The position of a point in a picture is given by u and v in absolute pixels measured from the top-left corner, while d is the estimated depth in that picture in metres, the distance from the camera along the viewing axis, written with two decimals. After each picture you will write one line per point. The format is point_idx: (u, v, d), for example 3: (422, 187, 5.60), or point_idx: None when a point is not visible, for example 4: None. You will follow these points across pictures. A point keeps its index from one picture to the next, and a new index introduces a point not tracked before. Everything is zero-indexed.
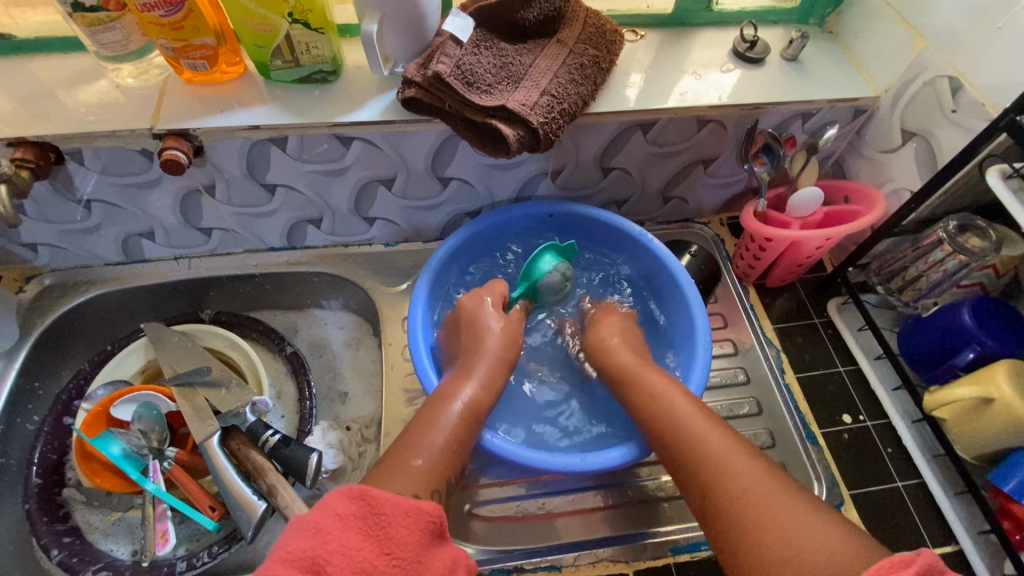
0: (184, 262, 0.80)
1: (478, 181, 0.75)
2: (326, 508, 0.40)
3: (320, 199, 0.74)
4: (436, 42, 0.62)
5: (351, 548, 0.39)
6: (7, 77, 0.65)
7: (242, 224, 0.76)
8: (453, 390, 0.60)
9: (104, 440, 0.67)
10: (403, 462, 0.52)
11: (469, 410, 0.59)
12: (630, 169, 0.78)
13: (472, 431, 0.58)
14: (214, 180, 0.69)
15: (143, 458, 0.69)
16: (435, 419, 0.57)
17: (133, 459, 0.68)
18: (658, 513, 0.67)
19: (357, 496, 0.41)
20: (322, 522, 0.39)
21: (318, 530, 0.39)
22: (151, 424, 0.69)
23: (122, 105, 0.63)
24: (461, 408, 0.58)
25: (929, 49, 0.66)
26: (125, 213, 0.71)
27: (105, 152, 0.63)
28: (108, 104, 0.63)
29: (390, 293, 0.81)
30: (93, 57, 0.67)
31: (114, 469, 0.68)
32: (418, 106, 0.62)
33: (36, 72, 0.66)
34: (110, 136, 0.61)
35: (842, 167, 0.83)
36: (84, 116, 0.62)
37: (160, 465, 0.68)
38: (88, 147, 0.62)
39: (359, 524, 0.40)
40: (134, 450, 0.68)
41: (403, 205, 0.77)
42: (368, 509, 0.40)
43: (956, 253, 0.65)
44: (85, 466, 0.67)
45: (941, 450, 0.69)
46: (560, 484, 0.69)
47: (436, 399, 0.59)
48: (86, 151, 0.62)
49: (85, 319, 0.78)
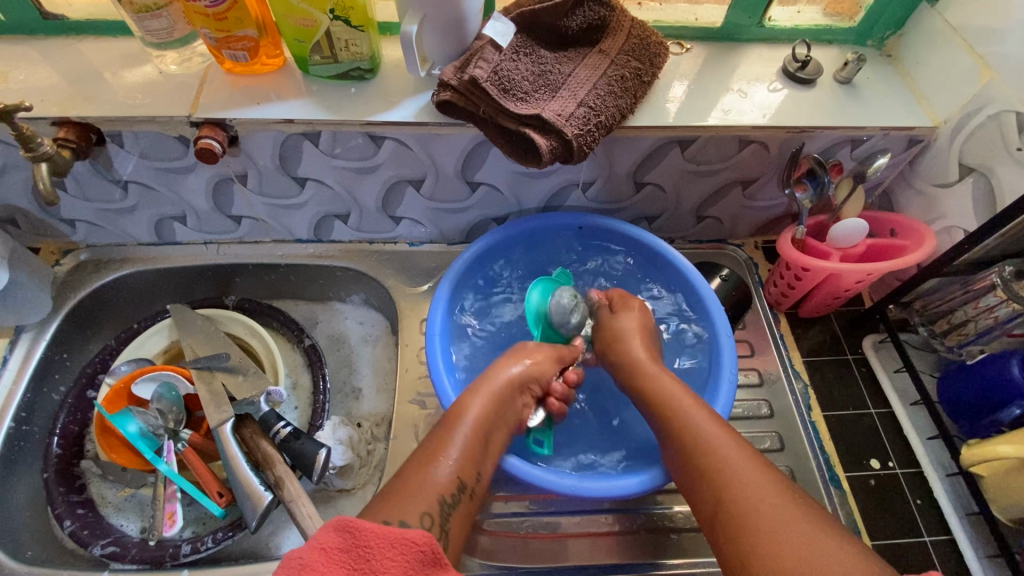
0: (213, 248, 0.82)
1: (508, 187, 0.74)
2: (313, 542, 0.40)
3: (349, 195, 0.74)
4: (476, 46, 0.61)
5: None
6: (58, 57, 0.67)
7: (272, 214, 0.77)
8: (466, 409, 0.59)
9: (122, 417, 0.69)
10: (414, 480, 0.52)
11: (482, 431, 0.58)
12: (664, 186, 0.76)
13: (484, 453, 0.58)
14: (246, 170, 0.69)
15: (158, 438, 0.70)
16: (449, 439, 0.56)
17: (149, 438, 0.70)
18: (665, 544, 0.65)
19: (342, 528, 0.41)
20: (305, 559, 0.39)
21: (301, 567, 0.39)
22: (169, 405, 0.71)
23: (164, 91, 0.64)
24: (473, 428, 0.58)
25: (996, 81, 0.62)
26: (161, 196, 0.73)
27: (144, 136, 0.64)
28: (150, 89, 0.64)
29: (411, 293, 0.81)
30: (139, 42, 0.68)
31: (129, 445, 0.70)
32: (452, 109, 0.61)
33: (85, 54, 0.67)
34: (149, 121, 0.62)
35: (891, 198, 0.79)
36: (126, 99, 0.63)
37: (174, 446, 0.69)
38: (128, 130, 0.63)
39: (344, 559, 0.40)
40: (150, 429, 0.70)
41: (430, 206, 0.76)
42: (352, 541, 0.40)
43: (1010, 300, 0.60)
44: (103, 441, 0.69)
45: (975, 508, 0.65)
46: (567, 504, 0.67)
47: (450, 415, 0.59)
48: (126, 135, 0.64)
49: (115, 295, 0.80)
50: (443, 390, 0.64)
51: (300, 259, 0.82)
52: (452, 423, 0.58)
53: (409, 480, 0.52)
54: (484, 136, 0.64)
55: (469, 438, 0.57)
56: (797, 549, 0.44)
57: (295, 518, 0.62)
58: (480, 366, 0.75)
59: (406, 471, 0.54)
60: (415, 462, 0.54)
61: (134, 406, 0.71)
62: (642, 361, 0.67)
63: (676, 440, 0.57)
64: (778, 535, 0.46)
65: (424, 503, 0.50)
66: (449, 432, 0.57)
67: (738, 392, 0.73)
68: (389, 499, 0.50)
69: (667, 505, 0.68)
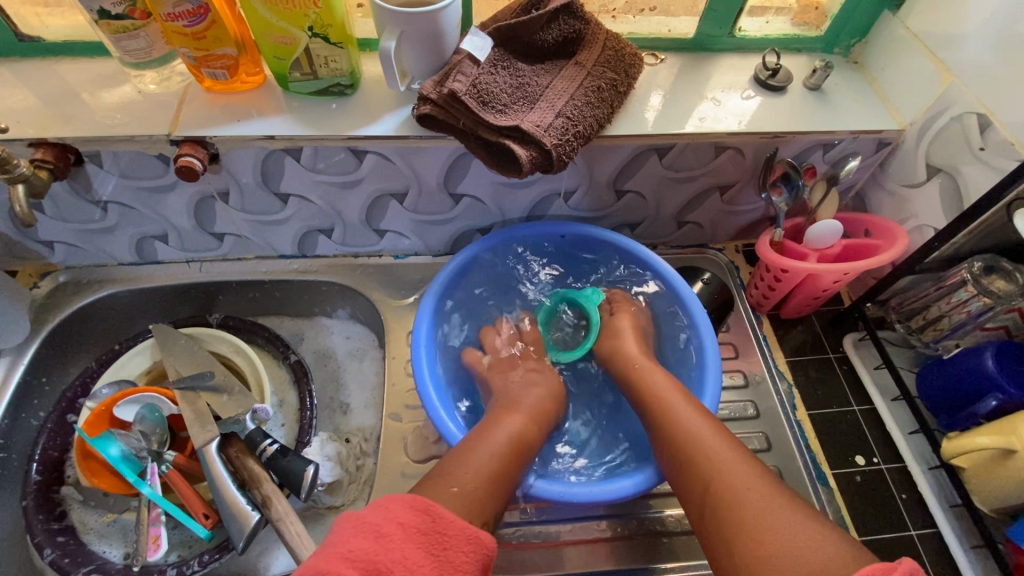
0: (196, 265, 0.81)
1: (490, 198, 0.75)
2: (389, 513, 0.42)
3: (332, 210, 0.74)
4: (454, 60, 0.62)
5: (394, 554, 0.40)
6: (35, 78, 0.66)
7: (254, 231, 0.77)
8: (495, 428, 0.61)
9: (103, 440, 0.67)
10: (456, 480, 0.52)
11: (513, 449, 0.59)
12: (644, 193, 0.77)
13: (517, 469, 0.58)
14: (228, 187, 0.69)
15: (142, 461, 0.69)
16: (478, 450, 0.57)
17: (132, 462, 0.68)
18: (658, 548, 0.65)
19: (422, 509, 0.43)
20: (380, 529, 0.41)
21: (379, 535, 0.41)
22: (152, 427, 0.69)
23: (143, 110, 0.64)
24: (507, 446, 0.59)
25: (957, 84, 0.64)
26: (140, 215, 0.72)
27: (124, 156, 0.64)
28: (128, 108, 0.63)
29: (397, 305, 0.81)
30: (117, 62, 0.68)
31: (112, 469, 0.68)
32: (433, 122, 0.62)
33: (62, 75, 0.67)
34: (129, 140, 0.62)
35: (864, 200, 0.81)
36: (105, 119, 0.63)
37: (158, 468, 0.68)
38: (107, 150, 0.63)
39: (420, 539, 0.41)
40: (132, 452, 0.68)
41: (414, 218, 0.77)
42: (430, 525, 0.42)
43: (980, 295, 0.62)
44: (85, 465, 0.67)
45: (957, 499, 0.66)
46: (560, 512, 0.67)
47: (475, 433, 0.60)
48: (105, 154, 0.63)
49: (94, 317, 0.79)
50: (431, 402, 0.63)
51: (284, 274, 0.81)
52: (478, 439, 0.59)
53: (443, 483, 0.52)
54: (465, 148, 0.65)
55: (502, 451, 0.58)
56: (786, 538, 0.44)
57: (283, 536, 0.61)
58: (466, 377, 0.75)
59: (441, 471, 0.54)
60: (445, 467, 0.55)
61: (116, 430, 0.69)
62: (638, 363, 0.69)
63: (663, 435, 0.58)
64: (771, 524, 0.46)
65: (467, 503, 0.51)
66: (480, 443, 0.58)
67: (723, 394, 0.74)
68: (431, 495, 0.50)
69: (658, 510, 0.68)
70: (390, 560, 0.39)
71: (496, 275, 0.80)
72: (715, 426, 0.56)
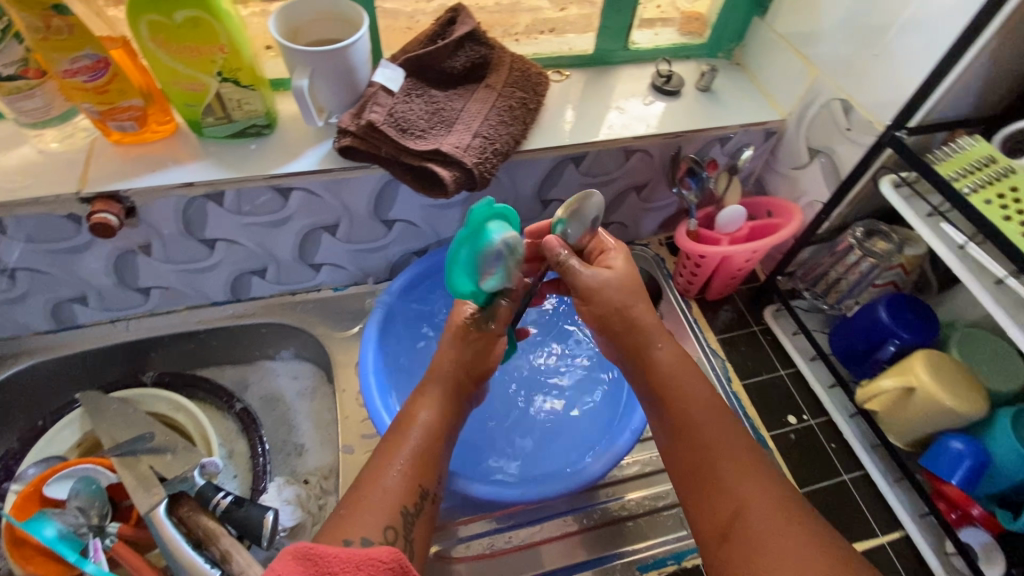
0: (123, 324, 0.78)
1: (423, 220, 0.77)
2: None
3: (263, 250, 0.74)
4: (368, 92, 0.64)
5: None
6: None
7: (183, 282, 0.75)
8: (418, 413, 0.55)
9: (36, 523, 0.62)
10: (371, 491, 0.49)
11: (437, 441, 0.54)
12: (568, 200, 0.82)
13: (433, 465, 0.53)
14: (149, 240, 0.67)
15: (82, 539, 0.64)
16: (396, 453, 0.52)
17: (71, 540, 0.63)
18: (624, 532, 0.68)
19: (302, 556, 0.38)
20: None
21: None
22: (90, 500, 0.65)
23: (47, 170, 0.61)
24: (426, 437, 0.53)
25: (820, 76, 0.73)
26: (54, 278, 0.69)
27: (29, 220, 0.61)
28: (30, 170, 0.61)
29: (342, 337, 0.80)
30: (11, 124, 0.66)
31: (49, 554, 0.64)
32: (355, 154, 0.64)
33: None
34: (34, 203, 0.59)
35: (763, 184, 0.90)
36: (4, 183, 0.60)
37: (102, 543, 0.64)
38: (9, 215, 0.60)
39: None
40: (71, 530, 0.63)
41: (349, 248, 0.77)
42: (316, 568, 0.37)
43: (867, 256, 0.70)
44: (17, 554, 0.63)
45: (877, 440, 0.73)
46: (528, 515, 0.68)
47: (401, 422, 0.55)
48: (8, 220, 0.60)
49: (12, 394, 0.73)
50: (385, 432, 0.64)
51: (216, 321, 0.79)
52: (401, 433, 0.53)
53: (368, 497, 0.48)
54: (390, 175, 0.67)
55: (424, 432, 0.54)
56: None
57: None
58: None
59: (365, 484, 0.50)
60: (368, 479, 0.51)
61: (49, 509, 0.64)
62: (619, 306, 0.57)
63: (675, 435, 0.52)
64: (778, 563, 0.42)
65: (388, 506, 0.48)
66: (403, 437, 0.53)
67: None
68: (354, 511, 0.47)
69: (620, 495, 0.71)
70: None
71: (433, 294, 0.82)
72: (735, 428, 0.51)
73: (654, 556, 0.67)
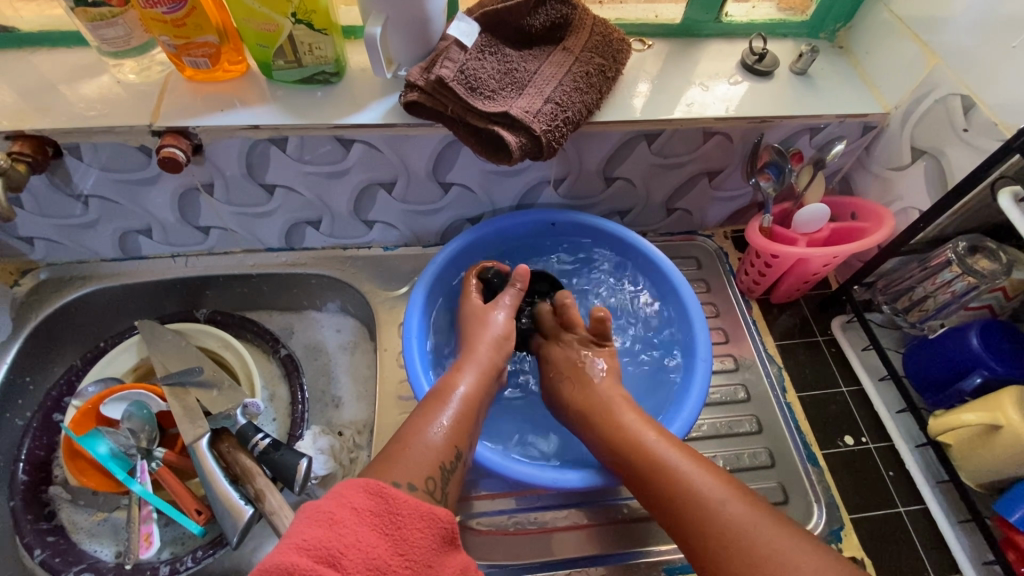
0: (411, 216, 0.77)
1: (741, 136, 0.70)
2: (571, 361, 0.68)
3: (576, 157, 0.70)
4: (628, 47, 0.65)
5: (370, 545, 0.39)
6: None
7: (486, 186, 0.73)
8: (456, 386, 0.59)
9: (91, 439, 0.67)
10: (412, 444, 0.51)
11: (475, 404, 0.58)
12: (925, 145, 0.66)
13: (478, 423, 0.58)
14: (436, 150, 0.66)
15: (131, 458, 0.68)
16: (442, 410, 0.56)
17: (121, 459, 0.68)
18: (906, 520, 0.65)
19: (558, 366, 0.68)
20: (405, 500, 0.42)
21: (388, 510, 0.41)
22: (140, 424, 0.69)
23: (409, 6, 0.55)
24: (467, 402, 0.58)
25: None
26: (382, 159, 0.67)
27: (397, 119, 0.62)
28: (401, 15, 0.56)
29: (616, 264, 0.77)
30: None
31: (99, 467, 0.68)
32: (622, 55, 0.65)
33: None
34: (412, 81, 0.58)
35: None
36: (377, 29, 0.56)
37: (148, 465, 0.68)
38: (378, 127, 0.62)
39: (375, 522, 0.40)
40: (122, 450, 0.68)
41: (652, 163, 0.72)
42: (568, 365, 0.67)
43: None
44: (72, 465, 0.67)
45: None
46: (810, 481, 0.67)
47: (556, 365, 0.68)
48: (374, 129, 0.63)
49: (310, 276, 0.81)
50: (682, 389, 0.65)
51: (469, 253, 0.76)
52: (484, 375, 0.62)
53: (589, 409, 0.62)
54: (644, 132, 0.66)
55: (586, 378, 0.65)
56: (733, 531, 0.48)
57: (278, 529, 0.61)
58: (657, 387, 0.70)
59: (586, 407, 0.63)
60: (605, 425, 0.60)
61: (104, 428, 0.69)
62: None
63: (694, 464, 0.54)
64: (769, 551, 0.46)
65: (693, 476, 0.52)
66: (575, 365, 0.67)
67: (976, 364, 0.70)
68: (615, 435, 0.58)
69: (898, 480, 0.68)
70: (346, 545, 0.38)
71: (645, 292, 0.75)
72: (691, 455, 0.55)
73: (943, 552, 0.63)
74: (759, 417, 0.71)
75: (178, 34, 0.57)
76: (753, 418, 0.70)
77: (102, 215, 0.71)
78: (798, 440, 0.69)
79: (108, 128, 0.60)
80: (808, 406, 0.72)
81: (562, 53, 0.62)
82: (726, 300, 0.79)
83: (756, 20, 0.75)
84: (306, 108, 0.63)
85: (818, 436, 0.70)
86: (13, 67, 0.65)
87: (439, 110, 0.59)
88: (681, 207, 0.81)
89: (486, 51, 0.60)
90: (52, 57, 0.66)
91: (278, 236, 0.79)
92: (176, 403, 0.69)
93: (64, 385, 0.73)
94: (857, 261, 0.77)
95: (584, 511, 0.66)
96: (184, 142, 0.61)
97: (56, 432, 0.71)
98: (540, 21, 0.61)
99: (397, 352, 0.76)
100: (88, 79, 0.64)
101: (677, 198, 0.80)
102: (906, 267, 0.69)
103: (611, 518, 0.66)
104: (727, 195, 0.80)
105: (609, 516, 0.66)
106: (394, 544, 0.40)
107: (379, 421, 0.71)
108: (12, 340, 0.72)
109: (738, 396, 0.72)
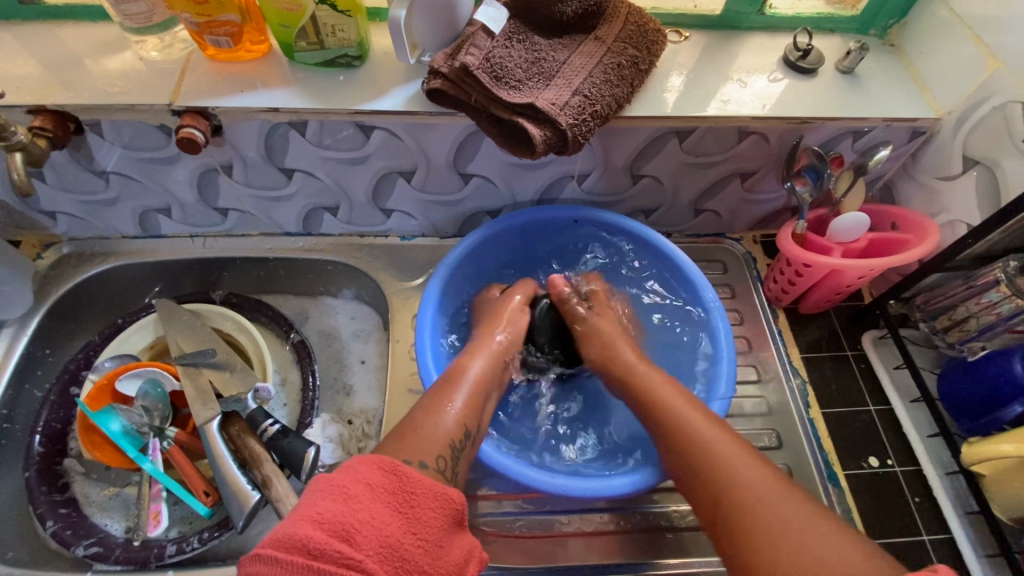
0: (430, 205, 0.75)
1: (779, 136, 0.66)
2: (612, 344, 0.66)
3: (603, 152, 0.67)
4: (663, 39, 0.62)
5: (384, 523, 0.38)
6: None
7: (507, 178, 0.71)
8: (468, 368, 0.59)
9: (105, 415, 0.67)
10: (426, 424, 0.50)
11: (485, 387, 0.58)
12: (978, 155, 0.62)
13: (485, 408, 0.58)
14: (457, 140, 0.64)
15: (143, 436, 0.69)
16: (455, 391, 0.55)
17: (133, 437, 0.68)
18: (929, 549, 0.62)
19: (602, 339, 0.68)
20: (418, 479, 0.41)
21: (402, 488, 0.40)
22: (154, 402, 0.70)
23: None
24: (477, 383, 0.57)
25: None
26: (401, 146, 0.65)
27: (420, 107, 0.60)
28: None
29: (638, 264, 0.75)
30: None
31: (112, 443, 0.69)
32: (655, 46, 0.62)
33: None
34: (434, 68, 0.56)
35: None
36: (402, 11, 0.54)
37: (160, 444, 0.68)
38: (399, 116, 0.61)
39: (389, 499, 0.39)
40: (134, 427, 0.69)
41: (683, 162, 0.69)
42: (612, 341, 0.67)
43: None
44: (86, 439, 0.68)
45: None
46: (831, 502, 0.64)
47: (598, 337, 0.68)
48: (394, 116, 0.61)
49: (327, 262, 0.80)
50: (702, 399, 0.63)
51: (486, 246, 0.74)
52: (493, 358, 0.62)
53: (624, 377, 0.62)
54: (673, 130, 0.63)
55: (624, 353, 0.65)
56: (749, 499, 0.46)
57: (283, 517, 0.61)
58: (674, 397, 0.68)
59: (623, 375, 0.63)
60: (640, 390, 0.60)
61: (118, 404, 0.70)
62: None
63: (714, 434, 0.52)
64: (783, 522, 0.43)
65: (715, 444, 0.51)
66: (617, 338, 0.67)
67: None
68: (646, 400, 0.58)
69: (924, 507, 0.64)
70: (360, 521, 0.37)
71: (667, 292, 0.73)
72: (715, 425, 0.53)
73: None
74: (780, 432, 0.68)
75: (200, 12, 0.56)
76: (773, 433, 0.68)
77: (122, 192, 0.71)
78: (818, 459, 0.66)
79: (128, 105, 0.59)
80: (832, 424, 0.69)
81: (593, 43, 0.59)
82: (751, 308, 0.76)
83: (802, 13, 0.70)
84: (327, 92, 0.61)
85: (840, 456, 0.67)
86: (37, 39, 0.64)
87: (462, 98, 0.56)
88: (709, 209, 0.78)
89: (514, 39, 0.57)
90: (77, 31, 0.66)
91: (296, 221, 0.78)
92: (189, 384, 0.69)
93: (82, 359, 0.73)
94: (894, 274, 0.73)
95: (592, 516, 0.64)
96: (203, 123, 0.60)
97: (72, 406, 0.72)
98: (572, 8, 0.58)
99: (409, 344, 0.75)
100: (111, 55, 0.63)
101: (706, 199, 0.76)
102: (948, 283, 0.65)
103: (618, 527, 0.64)
104: (759, 198, 0.76)
105: (616, 525, 0.64)
106: (408, 522, 0.39)
107: (388, 413, 0.70)
108: (33, 313, 0.73)
109: (759, 409, 0.69)
